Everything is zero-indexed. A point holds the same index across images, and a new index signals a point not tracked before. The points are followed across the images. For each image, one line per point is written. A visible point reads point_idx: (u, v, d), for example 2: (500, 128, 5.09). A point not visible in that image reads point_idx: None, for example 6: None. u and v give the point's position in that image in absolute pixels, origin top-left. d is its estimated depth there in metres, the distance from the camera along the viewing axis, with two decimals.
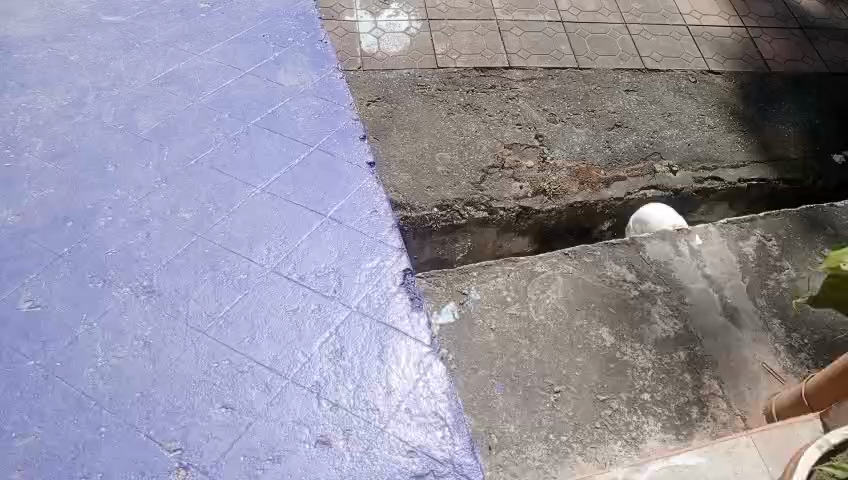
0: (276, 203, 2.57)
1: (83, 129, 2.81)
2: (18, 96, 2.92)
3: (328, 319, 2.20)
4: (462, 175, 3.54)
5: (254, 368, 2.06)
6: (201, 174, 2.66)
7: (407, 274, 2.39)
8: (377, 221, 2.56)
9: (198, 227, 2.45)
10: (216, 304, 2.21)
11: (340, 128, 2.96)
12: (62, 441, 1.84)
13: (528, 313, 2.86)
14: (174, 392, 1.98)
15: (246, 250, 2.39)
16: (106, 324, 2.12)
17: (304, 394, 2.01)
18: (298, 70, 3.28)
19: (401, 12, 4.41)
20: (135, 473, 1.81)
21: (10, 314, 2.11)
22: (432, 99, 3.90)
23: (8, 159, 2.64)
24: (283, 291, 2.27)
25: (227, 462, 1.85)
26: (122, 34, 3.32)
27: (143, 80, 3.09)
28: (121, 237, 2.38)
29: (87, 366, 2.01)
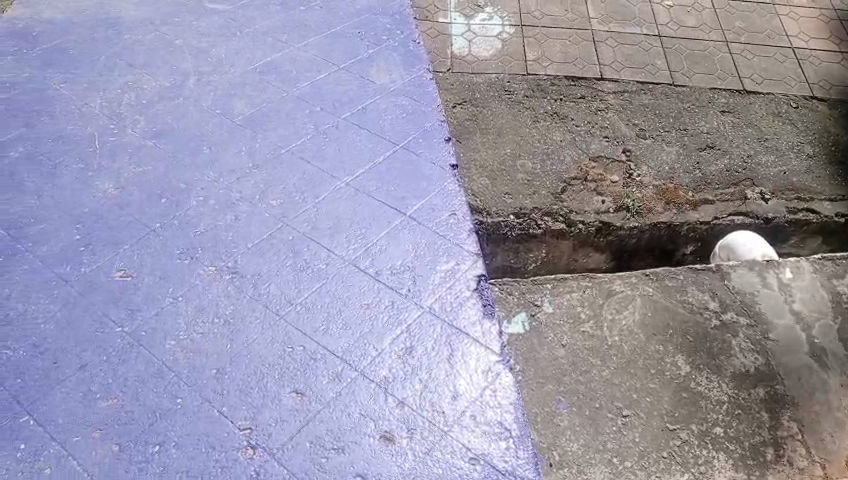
0: (358, 198, 2.61)
1: (182, 111, 2.94)
2: (126, 76, 3.10)
3: (400, 316, 2.22)
4: (542, 184, 3.48)
5: (325, 356, 2.09)
6: (290, 163, 2.73)
7: (482, 280, 2.38)
8: (455, 224, 2.55)
9: (284, 215, 2.51)
10: (294, 290, 2.26)
11: (427, 128, 2.98)
12: (141, 408, 1.93)
13: (602, 332, 2.80)
14: (249, 372, 2.03)
15: (326, 241, 2.44)
16: (190, 299, 2.20)
17: (372, 388, 2.03)
18: (389, 68, 3.32)
19: (495, 16, 4.39)
20: (206, 446, 1.86)
21: (103, 281, 2.23)
22: (518, 105, 3.87)
23: (112, 134, 2.80)
24: (358, 284, 2.30)
25: (293, 446, 1.88)
26: (226, 23, 3.48)
27: (242, 67, 3.21)
28: (211, 217, 2.48)
29: (169, 339, 2.09)
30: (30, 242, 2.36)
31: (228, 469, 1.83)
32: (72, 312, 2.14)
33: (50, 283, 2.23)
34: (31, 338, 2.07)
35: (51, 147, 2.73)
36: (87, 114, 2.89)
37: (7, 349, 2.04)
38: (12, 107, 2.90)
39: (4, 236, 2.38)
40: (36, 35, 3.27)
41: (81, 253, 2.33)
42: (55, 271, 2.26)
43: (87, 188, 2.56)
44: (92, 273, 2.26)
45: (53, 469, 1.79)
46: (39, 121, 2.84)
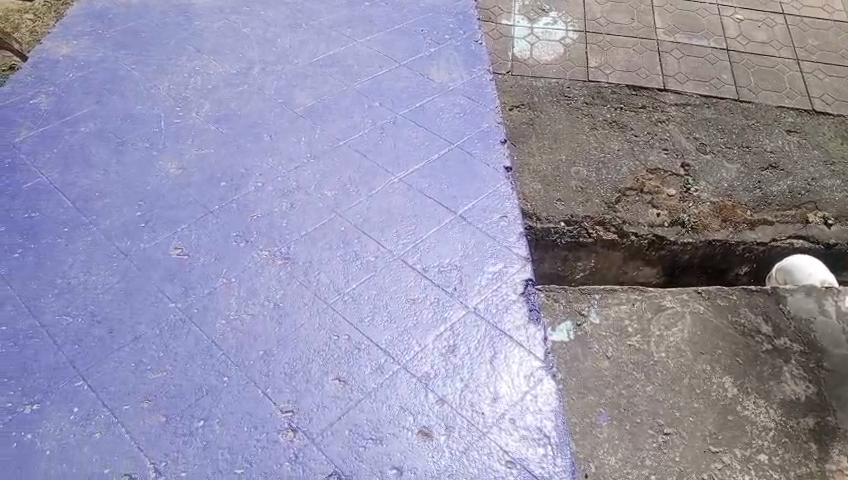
0: (410, 194, 2.63)
1: (245, 98, 3.00)
2: (194, 60, 3.19)
3: (445, 314, 2.23)
4: (596, 193, 3.43)
5: (369, 347, 2.11)
6: (346, 156, 2.77)
7: (529, 284, 2.36)
8: (506, 226, 2.54)
9: (337, 206, 2.55)
10: (343, 280, 2.29)
11: (484, 129, 2.98)
12: (190, 383, 1.98)
13: (648, 348, 2.77)
14: (294, 357, 2.07)
15: (377, 234, 2.46)
16: (243, 281, 2.26)
17: (413, 383, 2.04)
18: (449, 67, 3.33)
19: (559, 21, 4.35)
20: (248, 426, 1.91)
21: (161, 258, 2.31)
22: (577, 111, 3.82)
23: (178, 116, 2.88)
24: (405, 279, 2.32)
25: (331, 433, 1.91)
26: (293, 15, 3.55)
27: (305, 59, 3.26)
28: (268, 203, 2.53)
29: (219, 318, 2.15)
30: (95, 214, 2.45)
31: (268, 449, 1.86)
32: (130, 286, 2.21)
33: (111, 255, 2.31)
34: (89, 307, 2.15)
35: (119, 125, 2.83)
36: (155, 95, 2.98)
37: (66, 316, 2.12)
38: (86, 84, 3.02)
39: (71, 207, 2.47)
40: (112, 17, 3.40)
41: (141, 229, 2.40)
42: (116, 245, 2.34)
43: (151, 166, 2.65)
44: (151, 248, 2.34)
45: (103, 433, 1.86)
46: (110, 100, 2.95)
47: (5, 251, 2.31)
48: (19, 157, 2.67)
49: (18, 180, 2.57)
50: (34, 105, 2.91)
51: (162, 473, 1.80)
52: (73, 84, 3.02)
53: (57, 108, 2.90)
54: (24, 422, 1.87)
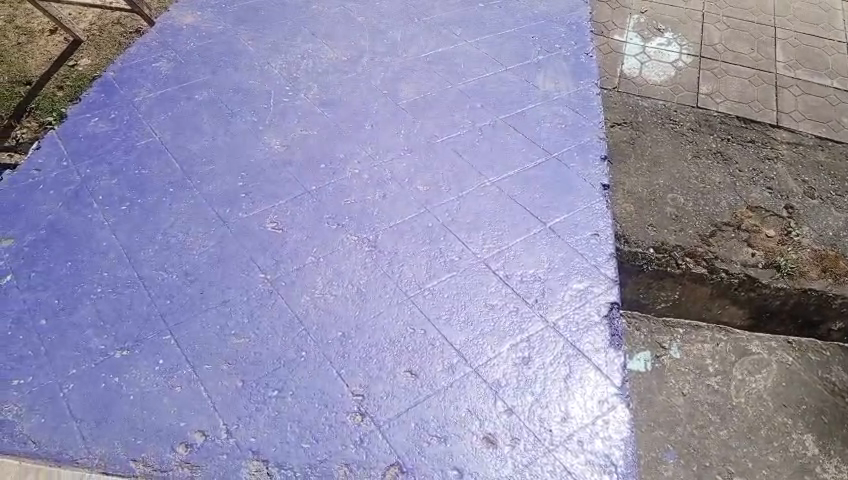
0: (502, 199, 2.61)
1: (352, 84, 3.07)
2: (308, 43, 3.28)
3: (523, 325, 2.21)
4: (691, 222, 3.04)
5: (443, 346, 2.12)
6: (442, 153, 2.78)
7: (614, 308, 2.31)
8: (597, 245, 2.49)
9: (428, 202, 2.57)
10: (425, 276, 2.31)
11: (585, 143, 2.92)
12: (269, 352, 2.05)
13: (727, 390, 2.66)
14: (370, 343, 2.10)
15: (463, 235, 2.46)
16: (330, 262, 2.32)
17: (482, 388, 2.03)
18: (557, 76, 3.29)
19: (674, 42, 4.19)
20: (319, 404, 1.95)
21: (256, 229, 2.40)
22: (681, 137, 3.51)
23: (287, 95, 2.98)
24: (486, 284, 2.31)
25: (398, 423, 1.93)
26: (407, 8, 3.60)
27: (414, 53, 3.30)
28: (362, 191, 2.58)
29: (304, 294, 2.21)
30: (199, 179, 2.56)
31: (335, 429, 1.90)
32: (224, 252, 2.31)
33: (210, 220, 2.41)
34: (184, 266, 2.25)
35: (231, 96, 2.95)
36: (267, 73, 3.09)
37: (163, 271, 2.23)
38: (205, 54, 3.16)
39: (178, 169, 2.59)
40: None
41: (241, 198, 2.50)
42: (216, 211, 2.45)
43: (256, 140, 2.74)
44: (248, 219, 2.43)
45: (183, 388, 1.94)
46: (225, 72, 3.08)
47: (115, 202, 2.45)
48: (136, 116, 2.82)
49: (133, 137, 2.72)
50: (155, 69, 3.07)
51: (233, 435, 1.87)
52: (193, 53, 3.17)
53: (175, 74, 3.05)
54: (113, 366, 1.97)
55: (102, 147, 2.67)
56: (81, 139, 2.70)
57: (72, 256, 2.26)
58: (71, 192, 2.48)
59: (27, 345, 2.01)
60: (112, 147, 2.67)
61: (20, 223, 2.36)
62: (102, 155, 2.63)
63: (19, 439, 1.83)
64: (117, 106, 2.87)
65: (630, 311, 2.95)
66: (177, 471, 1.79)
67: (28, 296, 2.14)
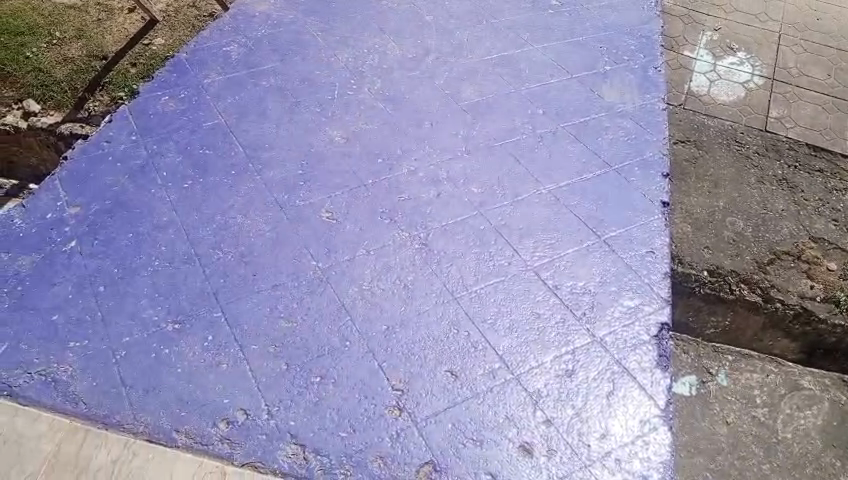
0: (557, 208, 2.59)
1: (415, 82, 3.09)
2: (375, 38, 3.31)
3: (569, 337, 2.18)
4: (748, 248, 2.95)
5: (486, 350, 2.11)
6: (500, 157, 2.77)
7: (664, 328, 2.26)
8: (651, 262, 2.45)
9: (482, 205, 2.56)
10: (473, 278, 2.30)
11: (647, 158, 2.87)
12: (314, 339, 2.08)
13: (773, 424, 2.59)
14: (413, 339, 2.11)
15: (515, 240, 2.44)
16: (380, 256, 2.33)
17: (523, 396, 2.02)
18: (623, 88, 3.24)
19: (746, 62, 4.07)
20: (359, 395, 1.97)
21: (311, 217, 2.43)
22: (746, 160, 3.40)
23: (351, 88, 3.01)
24: (534, 292, 2.29)
25: (435, 422, 1.93)
26: (476, 10, 3.59)
27: (480, 55, 3.29)
28: (417, 188, 2.59)
29: (352, 285, 2.23)
30: (260, 164, 2.61)
31: (373, 421, 1.92)
32: (278, 236, 2.35)
33: (267, 205, 2.46)
34: (240, 247, 2.30)
35: (297, 85, 3.00)
36: (333, 65, 3.13)
37: (219, 251, 2.28)
38: (274, 42, 3.22)
39: (240, 152, 2.65)
40: None
41: (299, 186, 2.54)
42: (274, 196, 2.49)
43: (318, 130, 2.78)
44: (304, 207, 2.47)
45: (229, 366, 1.98)
46: (292, 61, 3.13)
47: (178, 180, 2.52)
48: (205, 98, 2.89)
49: (200, 118, 2.79)
50: (226, 53, 3.14)
51: (273, 417, 1.90)
52: (263, 40, 3.23)
53: (245, 59, 3.11)
54: (164, 338, 2.03)
55: (170, 125, 2.75)
56: (151, 116, 2.78)
57: (134, 228, 2.33)
58: (138, 166, 2.56)
59: (85, 309, 2.08)
60: (180, 126, 2.75)
61: (88, 192, 2.44)
62: (170, 133, 2.71)
63: (71, 399, 1.89)
64: (187, 86, 2.95)
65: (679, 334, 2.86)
66: (217, 446, 1.84)
67: (89, 263, 2.21)
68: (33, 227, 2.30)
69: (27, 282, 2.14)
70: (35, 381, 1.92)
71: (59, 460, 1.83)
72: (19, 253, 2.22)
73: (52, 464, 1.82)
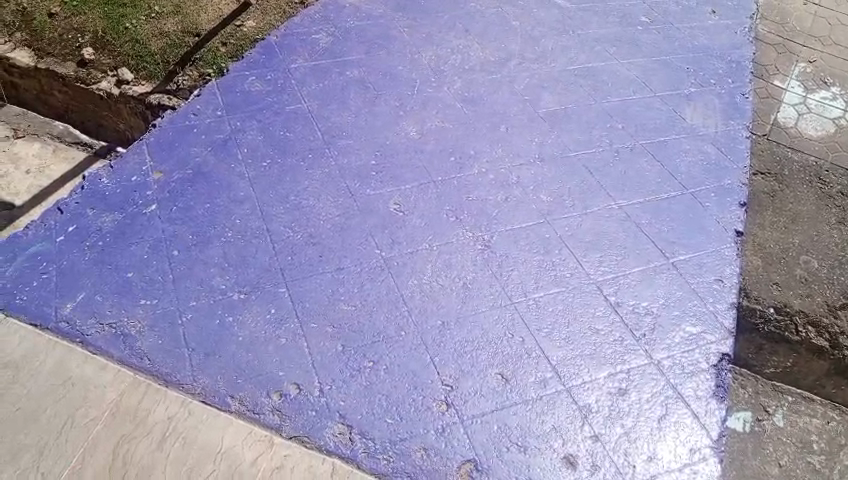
0: (626, 225, 2.55)
1: (495, 85, 3.10)
2: (460, 39, 3.34)
3: (625, 356, 2.15)
4: (820, 290, 2.77)
5: (539, 358, 2.10)
6: (574, 168, 2.75)
7: (724, 359, 2.21)
8: (719, 291, 2.39)
9: (549, 214, 2.55)
10: (533, 284, 2.30)
11: (725, 185, 2.80)
12: (371, 326, 2.11)
13: (828, 473, 2.46)
14: (468, 337, 2.12)
15: (580, 252, 2.43)
16: (443, 252, 2.36)
17: (572, 409, 2.01)
18: (707, 111, 3.17)
19: (839, 98, 3.88)
20: (409, 385, 1.99)
21: (380, 207, 2.48)
22: (828, 199, 3.19)
23: (431, 85, 3.04)
24: (594, 306, 2.27)
25: (481, 422, 1.94)
26: (563, 19, 3.58)
27: (563, 65, 3.28)
28: (487, 190, 2.60)
29: (412, 277, 2.26)
30: (337, 150, 2.67)
31: (420, 412, 1.94)
32: (346, 222, 2.41)
33: (339, 191, 2.52)
34: (308, 228, 2.37)
35: (379, 78, 3.05)
36: (416, 61, 3.17)
37: (289, 229, 2.35)
38: (361, 34, 3.29)
39: (319, 138, 2.72)
40: None
41: (371, 176, 2.59)
42: (347, 183, 2.55)
43: (395, 123, 2.83)
44: (374, 196, 2.51)
45: (287, 341, 2.04)
46: (377, 53, 3.19)
47: (257, 158, 2.60)
48: (290, 82, 2.98)
49: (284, 101, 2.87)
50: (314, 40, 3.22)
51: (324, 395, 1.94)
52: (351, 31, 3.30)
53: (331, 48, 3.19)
54: (230, 306, 2.10)
55: (254, 104, 2.84)
56: (237, 94, 2.88)
57: (211, 199, 2.42)
58: (220, 141, 2.65)
59: (159, 271, 2.17)
60: (264, 106, 2.84)
61: (171, 160, 2.54)
62: (254, 112, 2.80)
63: (137, 354, 1.98)
64: (275, 69, 3.04)
65: (738, 369, 2.66)
66: (268, 416, 1.89)
67: (167, 227, 2.31)
68: (118, 188, 2.41)
69: (107, 239, 2.25)
70: (105, 332, 2.02)
71: (120, 408, 1.87)
72: (103, 210, 2.33)
73: (114, 410, 1.87)
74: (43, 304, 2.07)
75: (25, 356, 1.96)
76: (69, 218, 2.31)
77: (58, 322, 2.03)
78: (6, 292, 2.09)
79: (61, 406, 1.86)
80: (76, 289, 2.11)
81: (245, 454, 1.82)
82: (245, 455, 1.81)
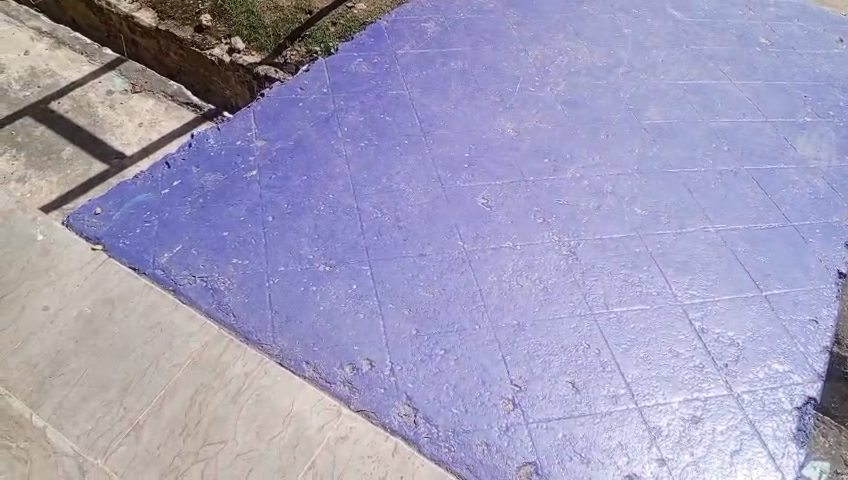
0: (721, 250, 2.46)
1: (599, 91, 3.04)
2: (569, 41, 3.28)
3: (703, 385, 2.08)
4: None
5: (614, 372, 2.06)
6: (672, 184, 2.67)
7: (809, 403, 2.10)
8: (813, 332, 2.27)
9: (641, 228, 2.49)
10: (615, 298, 2.25)
11: (832, 223, 2.65)
12: (446, 315, 2.12)
13: None
14: (543, 341, 2.10)
15: (668, 272, 2.36)
16: (526, 253, 2.34)
17: (641, 430, 1.96)
18: (821, 143, 3.00)
19: None
20: (477, 379, 1.99)
21: (469, 200, 2.48)
22: None
23: (534, 85, 3.02)
24: (677, 329, 2.20)
25: (546, 427, 1.92)
26: (678, 32, 3.47)
27: (672, 78, 3.18)
28: (579, 196, 2.56)
29: (492, 273, 2.26)
30: (433, 139, 2.69)
31: (486, 407, 1.94)
32: (434, 211, 2.42)
33: (431, 179, 2.54)
34: (397, 212, 2.40)
35: (482, 72, 3.05)
36: (522, 59, 3.15)
37: (378, 211, 2.39)
38: (470, 27, 3.29)
39: (416, 125, 2.75)
40: None
41: (463, 168, 2.60)
42: (439, 172, 2.57)
43: (493, 119, 2.82)
44: (463, 189, 2.52)
45: (365, 317, 2.08)
46: (483, 47, 3.19)
47: (355, 137, 2.66)
48: (395, 67, 3.02)
49: (387, 85, 2.92)
50: (423, 28, 3.25)
51: (394, 375, 1.97)
52: (460, 23, 3.31)
53: (439, 38, 3.21)
54: (315, 276, 2.16)
55: (359, 86, 2.90)
56: (344, 74, 2.94)
57: (308, 172, 2.49)
58: (323, 117, 2.72)
59: (252, 233, 2.26)
60: (368, 88, 2.89)
61: (275, 130, 2.63)
62: (357, 93, 2.85)
63: (224, 309, 2.06)
64: (381, 53, 3.09)
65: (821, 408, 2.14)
66: (339, 386, 1.94)
67: (264, 193, 2.39)
68: (223, 150, 2.52)
69: (208, 197, 2.35)
70: (197, 285, 2.11)
71: (202, 359, 1.95)
72: (207, 170, 2.44)
73: (196, 359, 1.95)
74: (143, 250, 2.18)
75: (121, 296, 2.07)
76: (175, 173, 2.42)
77: (155, 269, 2.14)
78: (111, 235, 2.22)
79: (149, 348, 1.96)
80: (174, 240, 2.22)
81: (313, 420, 1.86)
82: (313, 421, 1.86)
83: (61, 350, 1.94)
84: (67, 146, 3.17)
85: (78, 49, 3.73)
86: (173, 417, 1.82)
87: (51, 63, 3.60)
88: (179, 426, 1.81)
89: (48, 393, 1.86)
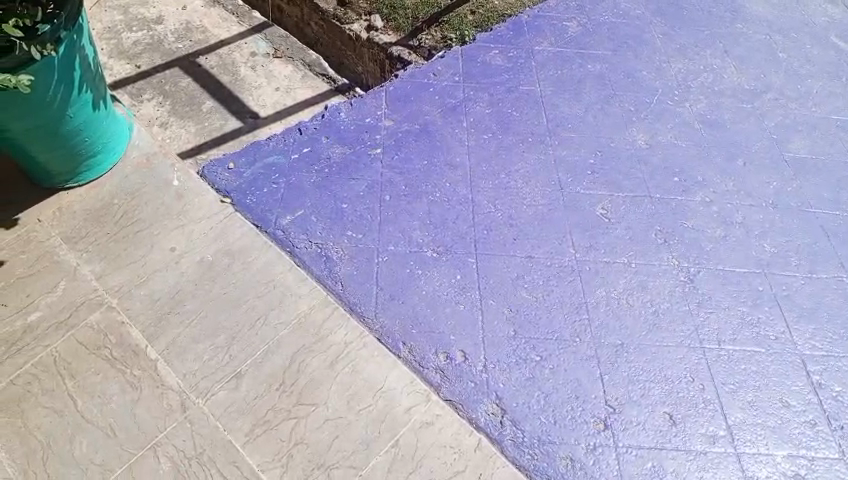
0: None
1: (742, 115, 2.87)
2: (716, 59, 3.12)
3: (813, 443, 1.94)
4: None
5: (714, 412, 1.96)
6: (808, 225, 2.49)
7: None
8: None
9: (767, 266, 2.34)
10: (729, 335, 2.14)
11: None
12: (546, 322, 2.09)
13: None
14: (643, 365, 2.03)
15: (792, 317, 2.21)
16: (639, 272, 2.26)
17: (736, 477, 1.85)
18: None
19: None
20: (569, 391, 1.95)
21: (587, 208, 2.42)
22: None
23: (672, 99, 2.89)
24: (791, 379, 2.06)
25: (635, 455, 1.86)
26: (839, 62, 3.22)
27: (825, 111, 2.96)
28: (704, 222, 2.44)
29: (601, 286, 2.20)
30: (558, 141, 2.64)
31: (575, 422, 1.90)
32: (550, 214, 2.38)
33: (550, 181, 2.49)
34: (511, 210, 2.38)
35: (619, 79, 2.95)
36: (663, 71, 3.02)
37: (493, 206, 2.38)
38: (613, 31, 3.19)
39: (543, 124, 2.70)
40: None
41: (585, 175, 2.53)
42: (559, 176, 2.52)
43: (624, 129, 2.73)
44: (583, 196, 2.46)
45: (465, 308, 2.09)
46: (624, 54, 3.08)
47: (481, 129, 2.65)
48: (530, 63, 2.98)
49: (520, 80, 2.88)
50: (564, 27, 3.18)
51: (486, 371, 1.97)
52: (603, 26, 3.21)
53: (579, 39, 3.13)
54: (422, 260, 2.19)
55: (491, 77, 2.88)
56: (478, 64, 2.93)
57: (430, 157, 2.51)
58: (451, 104, 2.73)
59: (369, 209, 2.31)
60: (500, 81, 2.87)
61: (404, 111, 2.66)
62: (489, 85, 2.84)
63: (333, 278, 2.12)
64: (518, 47, 3.05)
65: None
66: (431, 372, 1.95)
67: (385, 172, 2.43)
68: (352, 125, 2.58)
69: (333, 169, 2.42)
70: (311, 250, 2.19)
71: (306, 322, 2.01)
72: (334, 142, 2.51)
73: (301, 320, 2.02)
74: (266, 210, 2.28)
75: (241, 249, 2.17)
76: (305, 140, 2.51)
77: (275, 229, 2.23)
78: (239, 191, 2.33)
79: (260, 302, 2.05)
80: (296, 205, 2.30)
81: (402, 400, 1.88)
82: (402, 401, 1.88)
83: (181, 291, 2.06)
84: (209, 101, 3.34)
85: (230, 9, 3.93)
86: (272, 372, 1.90)
87: (204, 20, 3.80)
88: (276, 381, 1.89)
89: (164, 328, 1.98)
